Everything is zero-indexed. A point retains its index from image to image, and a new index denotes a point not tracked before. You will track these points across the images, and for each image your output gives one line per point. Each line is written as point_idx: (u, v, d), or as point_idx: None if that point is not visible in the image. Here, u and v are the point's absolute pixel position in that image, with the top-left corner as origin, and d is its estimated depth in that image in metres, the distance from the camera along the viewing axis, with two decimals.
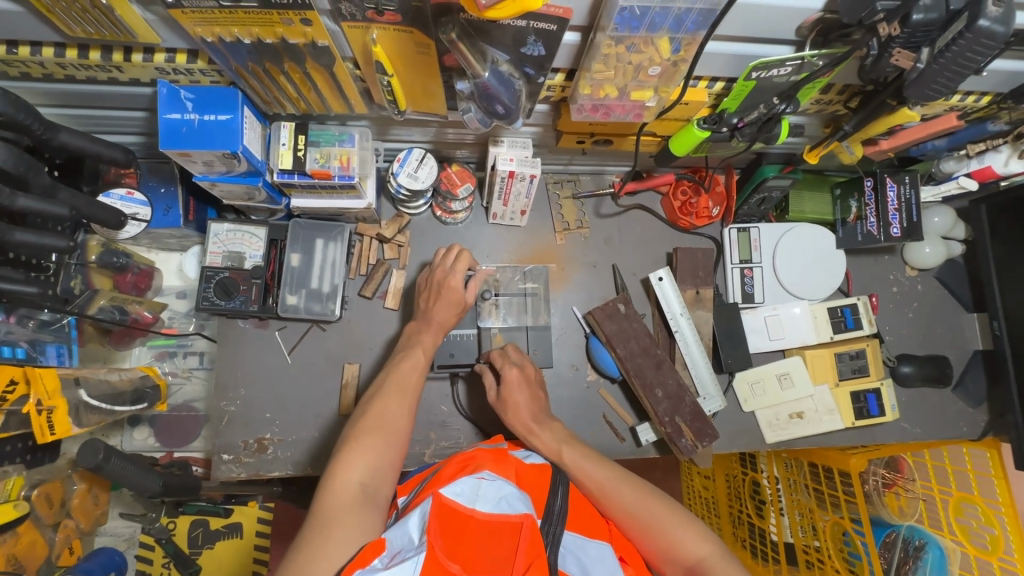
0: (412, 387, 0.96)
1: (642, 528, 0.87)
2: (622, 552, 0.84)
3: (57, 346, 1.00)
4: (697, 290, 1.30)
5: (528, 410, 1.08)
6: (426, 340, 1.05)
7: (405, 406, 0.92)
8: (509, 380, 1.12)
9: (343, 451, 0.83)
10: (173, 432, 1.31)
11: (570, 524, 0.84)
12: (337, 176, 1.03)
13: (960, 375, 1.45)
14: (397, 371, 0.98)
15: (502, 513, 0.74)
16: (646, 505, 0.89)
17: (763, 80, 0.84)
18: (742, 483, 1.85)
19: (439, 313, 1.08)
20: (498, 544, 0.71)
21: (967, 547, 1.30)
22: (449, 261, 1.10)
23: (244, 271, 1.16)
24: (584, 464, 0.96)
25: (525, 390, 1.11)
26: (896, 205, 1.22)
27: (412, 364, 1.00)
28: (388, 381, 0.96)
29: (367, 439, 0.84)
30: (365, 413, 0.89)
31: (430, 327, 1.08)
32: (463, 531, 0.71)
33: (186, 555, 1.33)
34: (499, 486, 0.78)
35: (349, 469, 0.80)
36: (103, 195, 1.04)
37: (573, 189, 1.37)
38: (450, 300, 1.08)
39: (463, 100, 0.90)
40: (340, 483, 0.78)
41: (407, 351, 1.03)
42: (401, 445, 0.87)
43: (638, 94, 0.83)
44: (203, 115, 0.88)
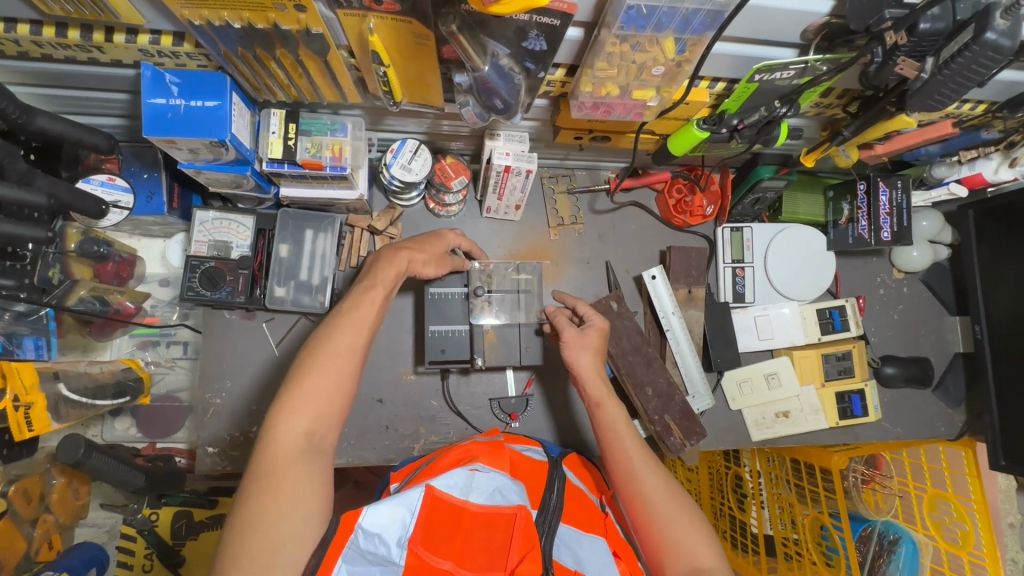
0: (366, 322, 0.87)
1: (656, 519, 0.90)
2: (616, 548, 0.86)
3: (35, 338, 0.98)
4: (690, 289, 1.30)
5: (590, 364, 1.05)
6: (389, 273, 0.94)
7: (358, 343, 0.85)
8: (567, 342, 1.08)
9: (288, 396, 0.78)
10: (155, 423, 1.28)
11: (566, 517, 0.88)
12: (329, 167, 1.01)
13: (940, 376, 1.48)
14: (352, 303, 0.89)
15: (494, 505, 0.83)
16: (666, 502, 0.91)
17: (765, 82, 0.84)
18: (725, 476, 1.88)
19: (408, 246, 1.01)
20: (494, 534, 0.79)
21: (938, 541, 1.35)
22: (457, 230, 1.12)
23: (231, 261, 1.14)
24: (623, 436, 0.98)
25: (590, 351, 1.07)
26: (888, 209, 1.24)
27: (369, 298, 0.89)
28: (343, 316, 0.87)
29: (313, 385, 0.79)
30: (314, 354, 0.82)
31: (398, 251, 0.98)
32: (458, 520, 0.80)
33: (169, 546, 1.31)
34: (493, 479, 0.88)
35: (294, 416, 0.77)
36: (82, 181, 1.00)
37: (568, 184, 1.35)
38: (438, 249, 1.07)
39: (461, 93, 0.88)
40: (285, 434, 0.76)
41: (367, 283, 0.92)
42: (351, 386, 0.83)
43: (640, 93, 0.82)
44: (189, 101, 0.84)
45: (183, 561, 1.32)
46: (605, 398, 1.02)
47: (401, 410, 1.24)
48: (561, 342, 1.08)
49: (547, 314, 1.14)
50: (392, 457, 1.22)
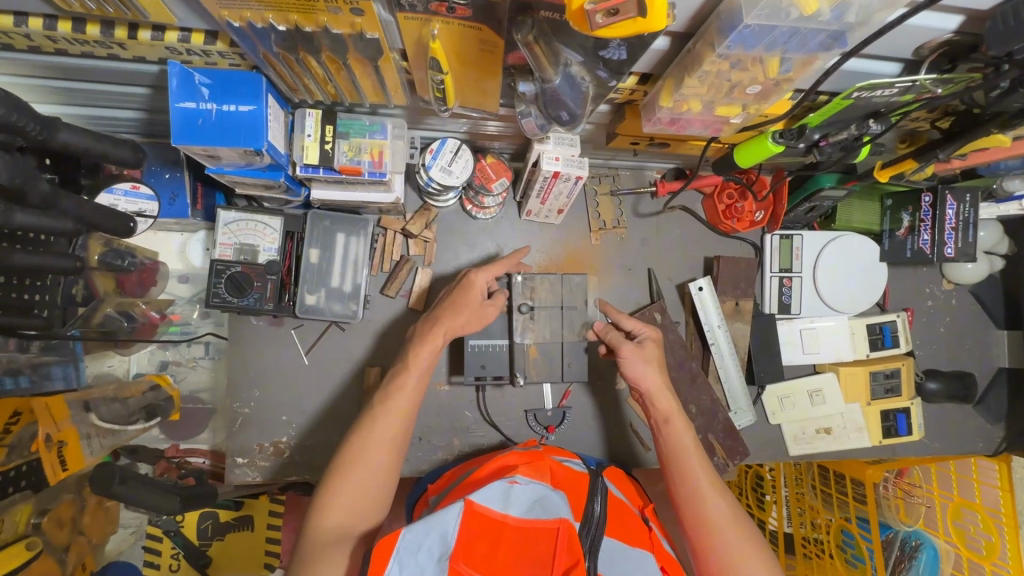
0: (400, 410, 0.84)
1: (718, 548, 0.83)
2: (664, 563, 0.84)
3: (63, 365, 0.93)
4: (737, 301, 1.24)
5: (656, 379, 0.99)
6: (422, 351, 0.89)
7: (392, 434, 0.82)
8: (624, 356, 1.01)
9: (324, 491, 0.78)
10: (179, 423, 1.24)
11: (610, 531, 0.84)
12: (367, 173, 0.93)
13: (982, 391, 1.45)
14: (387, 390, 0.87)
15: (536, 518, 0.74)
16: (730, 530, 0.84)
17: (863, 99, 0.76)
18: (747, 476, 1.90)
19: (448, 316, 0.94)
20: (537, 546, 0.70)
21: (960, 548, 1.34)
22: (483, 265, 1.00)
23: (258, 266, 1.06)
24: (689, 456, 0.91)
25: (653, 365, 1.00)
26: (954, 223, 1.17)
27: (399, 385, 0.86)
28: (376, 405, 0.85)
29: (345, 475, 0.78)
30: (347, 448, 0.81)
31: (434, 329, 0.92)
32: (499, 535, 0.72)
33: (196, 547, 1.30)
34: (534, 490, 0.80)
35: (328, 507, 0.76)
36: (105, 190, 0.94)
37: (612, 185, 1.27)
38: (472, 297, 0.97)
39: (522, 102, 0.80)
40: (318, 527, 0.75)
41: (400, 366, 0.89)
42: (386, 476, 0.80)
43: (725, 110, 0.74)
44: (222, 104, 0.76)
45: (211, 562, 1.31)
46: (673, 414, 0.96)
47: (435, 420, 1.20)
48: (619, 357, 1.01)
49: (596, 333, 1.07)
50: (426, 468, 1.19)
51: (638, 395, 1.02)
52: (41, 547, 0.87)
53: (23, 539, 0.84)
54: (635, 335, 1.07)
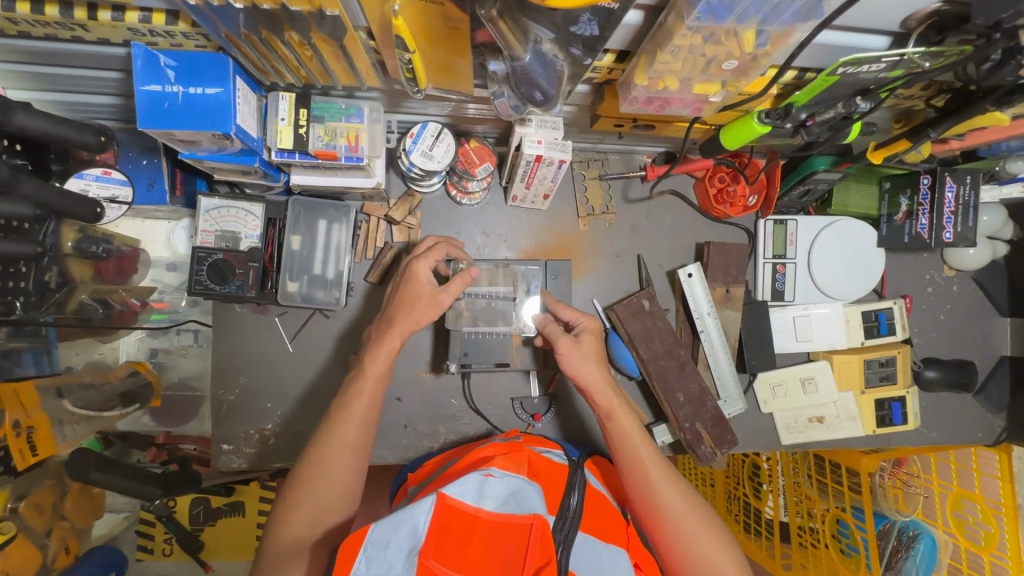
0: (357, 418, 0.84)
1: (675, 533, 0.87)
2: (637, 559, 0.85)
3: (34, 352, 0.93)
4: (728, 288, 1.22)
5: (594, 374, 0.95)
6: (379, 355, 0.88)
7: (350, 441, 0.83)
8: (562, 353, 0.97)
9: (285, 500, 0.80)
10: (171, 412, 1.18)
11: (584, 526, 0.84)
12: (344, 157, 0.91)
13: (983, 380, 1.42)
14: (343, 399, 0.87)
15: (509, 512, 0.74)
16: (684, 514, 0.88)
17: (849, 76, 0.73)
18: (742, 465, 1.85)
19: (400, 313, 0.90)
20: (506, 541, 0.71)
21: (958, 539, 1.32)
22: (421, 253, 0.97)
23: (240, 253, 1.05)
24: (638, 450, 0.92)
25: (591, 359, 0.97)
26: (953, 207, 1.14)
27: (356, 390, 0.86)
28: (335, 412, 0.85)
29: (304, 485, 0.80)
30: (305, 457, 0.82)
31: (388, 329, 0.90)
32: (471, 530, 0.72)
33: (188, 532, 1.32)
34: (509, 484, 0.81)
35: (290, 516, 0.78)
36: (75, 176, 0.89)
37: (600, 169, 1.24)
38: (414, 288, 0.92)
39: (495, 82, 0.77)
40: (278, 537, 0.77)
41: (358, 371, 0.89)
42: (348, 483, 0.82)
43: (703, 87, 0.71)
44: (188, 87, 0.74)
45: (203, 546, 1.33)
46: (615, 409, 0.94)
47: (420, 408, 1.20)
48: (556, 354, 0.98)
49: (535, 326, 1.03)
50: (411, 456, 1.19)
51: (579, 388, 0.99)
52: (16, 530, 0.86)
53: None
54: (574, 326, 1.03)
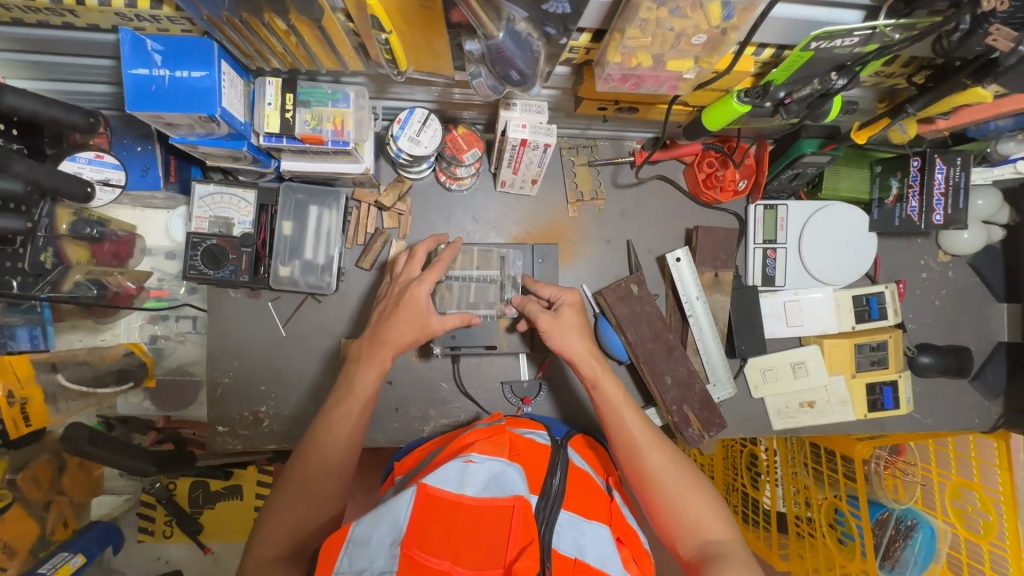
0: (342, 437, 0.87)
1: (663, 495, 0.90)
2: (620, 534, 0.87)
3: (29, 328, 0.96)
4: (716, 272, 1.22)
5: (578, 346, 0.99)
6: (368, 376, 0.91)
7: (336, 464, 0.86)
8: (544, 330, 1.00)
9: (268, 518, 0.83)
10: (170, 397, 1.21)
11: (568, 504, 0.85)
12: (330, 142, 0.93)
13: (979, 366, 1.41)
14: (329, 417, 0.89)
15: (491, 496, 0.76)
16: (671, 476, 0.91)
17: (823, 51, 0.73)
18: (741, 454, 1.83)
19: (394, 333, 0.91)
20: (489, 525, 0.73)
21: (958, 528, 1.29)
22: (422, 274, 0.95)
23: (233, 238, 1.07)
24: (624, 415, 0.95)
25: (574, 332, 1.00)
26: (943, 188, 1.13)
27: (344, 411, 0.88)
28: (319, 435, 0.87)
29: (289, 499, 0.83)
30: (289, 478, 0.85)
31: (380, 348, 0.92)
32: (454, 514, 0.74)
33: (187, 515, 1.34)
34: (489, 468, 0.80)
35: (272, 529, 0.82)
36: (68, 159, 0.88)
37: (589, 155, 1.25)
38: (410, 310, 0.92)
39: (472, 62, 0.79)
40: (260, 556, 0.80)
41: (346, 391, 0.91)
42: (330, 502, 0.85)
43: (676, 64, 0.72)
44: (175, 72, 0.77)
45: (202, 528, 1.36)
46: (600, 378, 0.97)
47: (411, 392, 1.21)
48: (538, 332, 1.01)
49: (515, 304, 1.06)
50: (403, 439, 1.21)
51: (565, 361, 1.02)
52: (12, 500, 0.89)
53: None
54: (552, 302, 1.06)
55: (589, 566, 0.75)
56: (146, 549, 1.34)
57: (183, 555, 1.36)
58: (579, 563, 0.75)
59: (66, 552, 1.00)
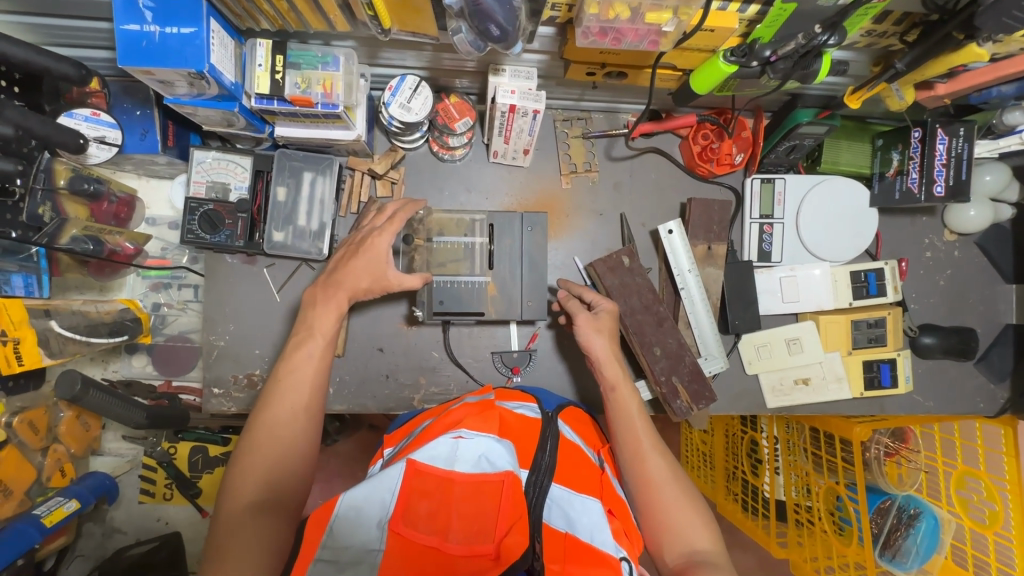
0: (308, 380, 0.87)
1: (660, 505, 0.90)
2: (611, 506, 0.85)
3: (25, 276, 0.94)
4: (709, 245, 1.21)
5: (604, 349, 1.06)
6: (327, 313, 0.93)
7: (302, 405, 0.85)
8: (579, 326, 1.08)
9: (238, 469, 0.78)
10: (169, 360, 1.25)
11: (559, 477, 0.85)
12: (320, 104, 0.95)
13: (985, 349, 1.37)
14: (290, 363, 0.88)
15: (480, 473, 0.78)
16: (669, 487, 0.92)
17: (806, 2, 0.73)
18: (740, 441, 1.76)
19: (349, 279, 0.96)
20: (481, 503, 0.75)
21: (962, 519, 1.25)
22: (382, 226, 1.00)
23: (229, 204, 1.10)
24: (634, 420, 1.00)
25: (604, 334, 1.07)
26: (944, 159, 1.10)
27: (307, 353, 0.89)
28: (281, 381, 0.86)
29: (259, 448, 0.79)
30: (255, 425, 0.82)
31: (334, 291, 0.95)
32: (445, 490, 0.76)
33: (186, 478, 1.37)
34: (479, 444, 0.81)
35: (245, 481, 0.76)
36: (66, 115, 0.94)
37: (583, 128, 1.25)
38: (370, 258, 0.97)
39: (453, 18, 0.79)
40: (232, 506, 0.74)
41: (305, 335, 0.92)
42: (303, 448, 0.82)
43: (654, 16, 0.72)
44: (165, 28, 0.79)
45: (201, 492, 1.39)
46: (619, 383, 1.03)
47: (402, 360, 1.22)
48: (573, 327, 1.08)
49: (559, 301, 1.14)
50: (393, 406, 1.22)
51: (590, 362, 1.09)
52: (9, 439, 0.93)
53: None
54: (592, 307, 1.12)
55: (581, 543, 0.75)
56: (147, 510, 1.38)
57: (181, 517, 1.39)
58: (569, 537, 0.76)
59: (60, 497, 1.04)
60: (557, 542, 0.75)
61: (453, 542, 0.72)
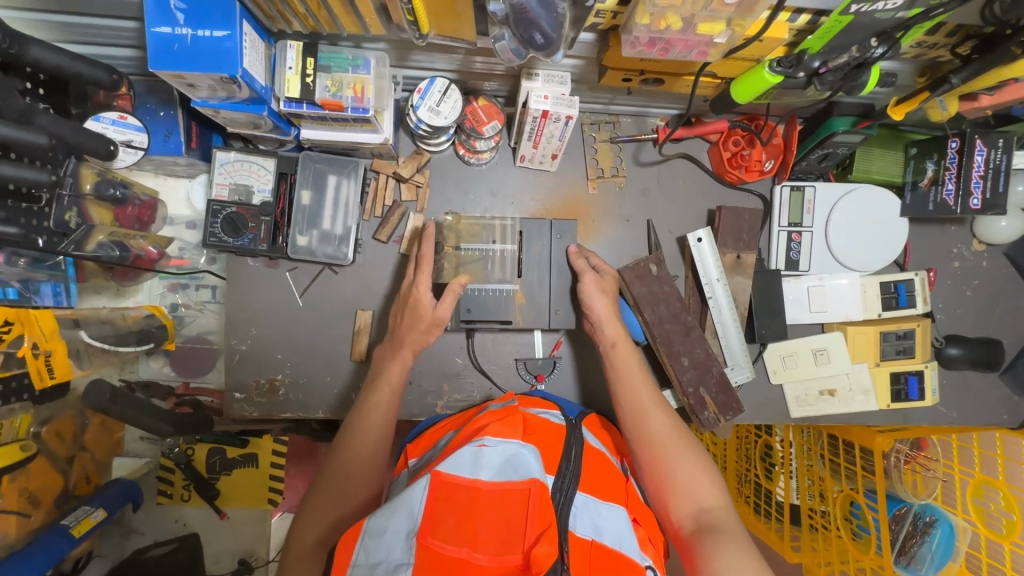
0: (376, 427, 0.92)
1: (662, 458, 0.91)
2: (636, 514, 0.84)
3: (53, 284, 0.92)
4: (738, 254, 1.19)
5: (606, 309, 1.08)
6: (394, 365, 0.99)
7: (369, 452, 0.90)
8: (585, 284, 1.10)
9: (308, 510, 0.83)
10: (188, 362, 1.24)
11: (583, 486, 0.82)
12: (350, 109, 0.92)
13: (1011, 359, 1.36)
14: (362, 410, 0.95)
15: (505, 481, 0.72)
16: (671, 441, 0.92)
17: (863, 15, 0.70)
18: (754, 445, 1.74)
19: (409, 334, 1.01)
20: (510, 513, 0.68)
21: (979, 527, 1.23)
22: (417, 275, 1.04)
23: (253, 207, 1.07)
24: (635, 377, 1.01)
25: (607, 295, 1.10)
26: (982, 171, 1.08)
27: (375, 400, 0.95)
28: (354, 427, 0.92)
29: (326, 491, 0.85)
30: (327, 468, 0.88)
31: (399, 348, 1.01)
32: (471, 501, 0.69)
33: (204, 479, 1.37)
34: (504, 451, 0.76)
35: (312, 523, 0.82)
36: (92, 119, 0.91)
37: (611, 132, 1.23)
38: (418, 309, 1.02)
39: (496, 25, 0.77)
40: (298, 545, 0.79)
41: (374, 384, 0.98)
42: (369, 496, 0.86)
43: (706, 27, 0.70)
44: (197, 31, 0.77)
45: (219, 493, 1.39)
46: (620, 340, 1.06)
47: (425, 365, 1.21)
48: (579, 286, 1.10)
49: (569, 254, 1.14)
50: (415, 412, 1.21)
51: (590, 322, 1.11)
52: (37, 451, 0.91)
53: (21, 445, 0.86)
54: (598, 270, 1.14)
55: (606, 548, 0.71)
56: (164, 511, 1.38)
57: (199, 518, 1.39)
58: (595, 544, 0.71)
59: (87, 506, 1.04)
60: (583, 550, 0.69)
61: (482, 554, 0.64)
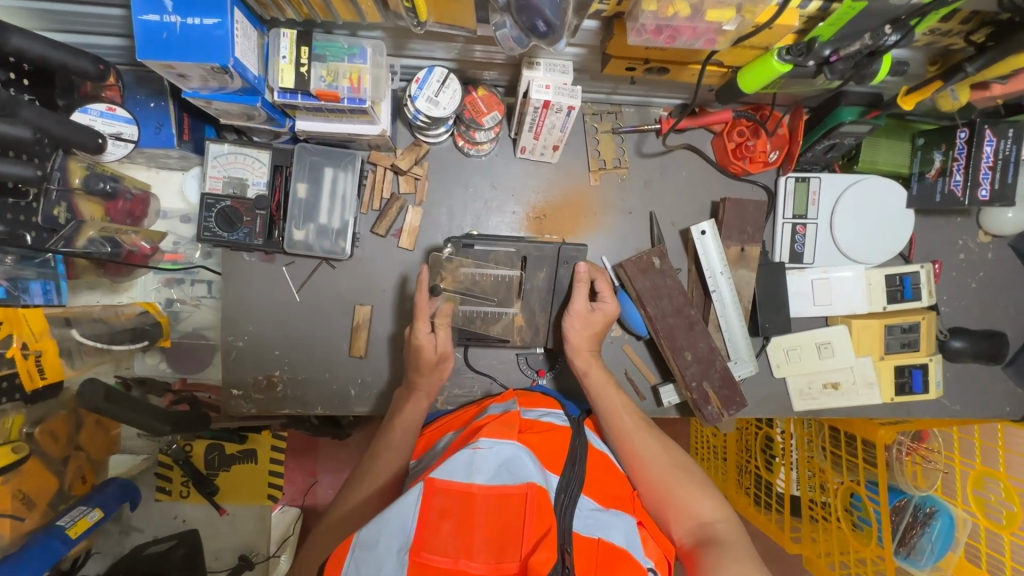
0: (385, 468, 0.92)
1: (657, 481, 0.91)
2: (641, 517, 0.84)
3: (44, 282, 0.91)
4: (743, 247, 1.17)
5: (581, 338, 1.08)
6: (409, 409, 1.00)
7: (372, 494, 0.89)
8: (574, 312, 1.07)
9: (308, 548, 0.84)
10: (184, 359, 1.21)
11: (587, 490, 0.80)
12: (346, 99, 0.90)
13: (1015, 352, 1.35)
14: (375, 454, 0.96)
15: (502, 484, 0.68)
16: (661, 461, 0.93)
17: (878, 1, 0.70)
18: (755, 436, 1.69)
19: (424, 380, 1.02)
20: (507, 519, 0.65)
21: (979, 517, 1.22)
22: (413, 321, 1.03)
23: (247, 200, 1.05)
24: (616, 402, 1.02)
25: (588, 325, 1.08)
26: (991, 161, 1.06)
27: (387, 440, 0.96)
28: (365, 470, 0.93)
29: (328, 530, 0.85)
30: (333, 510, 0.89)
31: (415, 393, 1.02)
32: (467, 508, 0.66)
33: (203, 476, 1.36)
34: (499, 452, 0.72)
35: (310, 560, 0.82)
36: (79, 111, 0.89)
37: (613, 122, 1.20)
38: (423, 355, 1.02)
39: (497, 12, 0.75)
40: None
41: (388, 426, 1.00)
42: None
43: (715, 13, 0.68)
44: (186, 18, 0.74)
45: (217, 489, 1.38)
46: (591, 367, 1.07)
47: None
48: (567, 312, 1.08)
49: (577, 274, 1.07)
50: None
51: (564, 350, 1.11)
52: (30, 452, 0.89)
53: (13, 446, 0.86)
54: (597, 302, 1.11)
55: (615, 546, 0.69)
56: (163, 508, 1.37)
57: (198, 514, 1.39)
58: (603, 542, 0.69)
59: (84, 506, 1.04)
60: (586, 552, 0.68)
61: (480, 562, 0.62)
